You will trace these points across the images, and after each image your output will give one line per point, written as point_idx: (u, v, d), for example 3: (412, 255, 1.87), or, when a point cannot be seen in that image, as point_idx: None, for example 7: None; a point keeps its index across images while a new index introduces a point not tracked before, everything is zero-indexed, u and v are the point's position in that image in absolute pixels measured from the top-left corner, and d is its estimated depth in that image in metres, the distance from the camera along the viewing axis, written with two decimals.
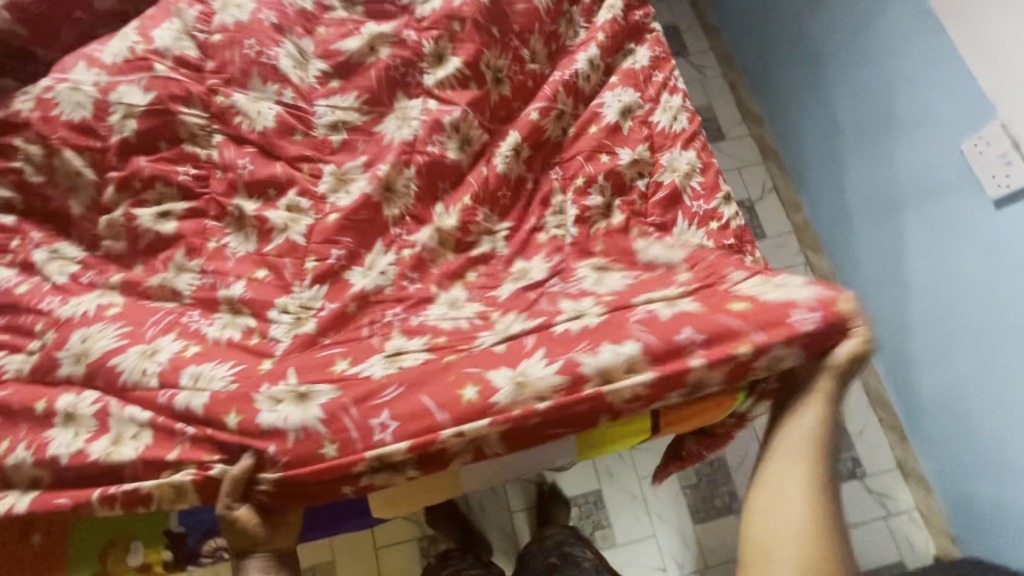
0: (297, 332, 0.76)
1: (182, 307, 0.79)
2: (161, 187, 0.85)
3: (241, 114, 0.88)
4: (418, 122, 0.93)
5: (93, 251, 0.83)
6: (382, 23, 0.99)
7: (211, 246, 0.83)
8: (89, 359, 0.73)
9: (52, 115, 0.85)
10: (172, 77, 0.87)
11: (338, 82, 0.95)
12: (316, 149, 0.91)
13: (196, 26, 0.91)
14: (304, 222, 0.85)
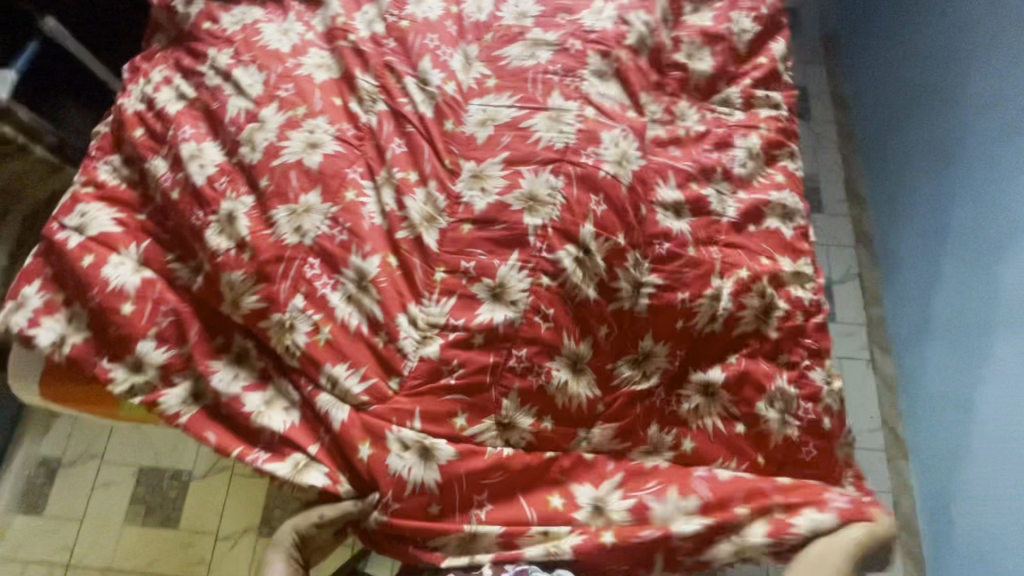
0: (423, 354, 0.87)
1: (304, 249, 0.89)
2: (317, 121, 0.97)
3: (408, 97, 1.01)
4: (574, 129, 0.98)
5: (229, 156, 0.95)
6: (548, 30, 1.08)
7: (349, 196, 0.92)
8: (241, 313, 0.88)
9: (252, 39, 1.07)
10: (357, 47, 1.05)
11: (494, 81, 1.05)
12: (460, 143, 0.99)
13: (388, 10, 1.11)
14: (437, 222, 0.94)
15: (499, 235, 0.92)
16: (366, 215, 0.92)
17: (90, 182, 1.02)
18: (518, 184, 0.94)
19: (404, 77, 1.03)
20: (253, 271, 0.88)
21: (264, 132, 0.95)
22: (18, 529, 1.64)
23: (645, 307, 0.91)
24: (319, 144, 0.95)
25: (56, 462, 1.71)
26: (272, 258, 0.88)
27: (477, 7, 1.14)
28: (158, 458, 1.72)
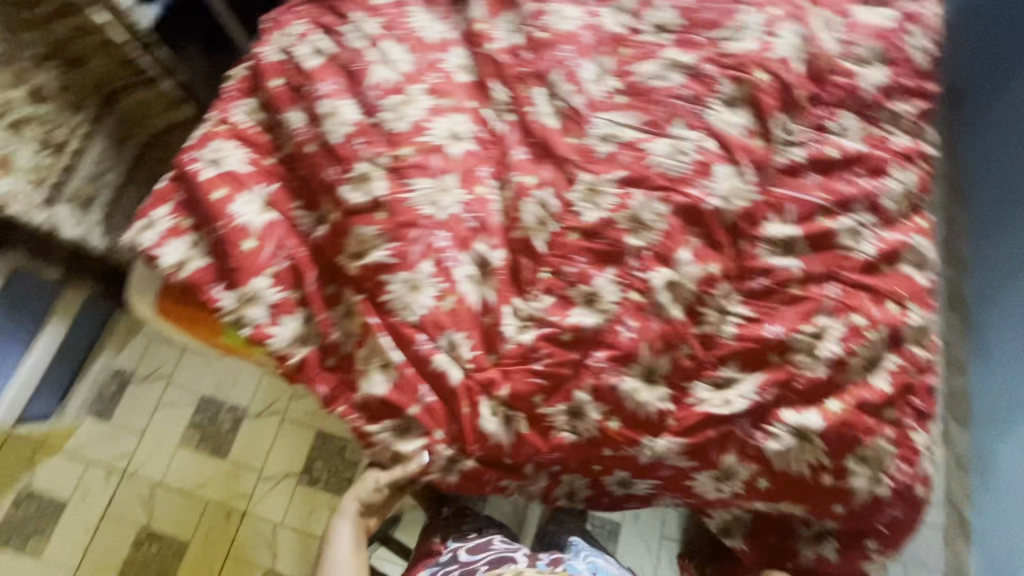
0: (519, 339, 0.90)
1: (434, 225, 0.92)
2: (460, 116, 1.04)
3: (535, 107, 1.05)
4: (690, 159, 0.97)
5: (366, 116, 0.99)
6: (686, 50, 1.07)
7: (477, 191, 0.97)
8: (362, 262, 0.90)
9: (402, 19, 1.11)
10: (496, 56, 1.10)
11: (625, 98, 1.05)
12: (582, 155, 1.00)
13: (529, 21, 1.14)
14: (548, 225, 0.94)
15: (603, 247, 0.92)
16: (490, 210, 0.97)
17: (225, 121, 1.07)
18: (626, 206, 0.94)
19: (535, 87, 1.06)
20: (388, 229, 0.90)
21: (412, 108, 1.01)
22: (86, 430, 1.75)
23: (730, 334, 0.87)
24: (460, 137, 1.02)
25: (129, 375, 1.81)
26: (408, 220, 0.91)
27: (614, 22, 1.14)
28: (219, 390, 1.80)
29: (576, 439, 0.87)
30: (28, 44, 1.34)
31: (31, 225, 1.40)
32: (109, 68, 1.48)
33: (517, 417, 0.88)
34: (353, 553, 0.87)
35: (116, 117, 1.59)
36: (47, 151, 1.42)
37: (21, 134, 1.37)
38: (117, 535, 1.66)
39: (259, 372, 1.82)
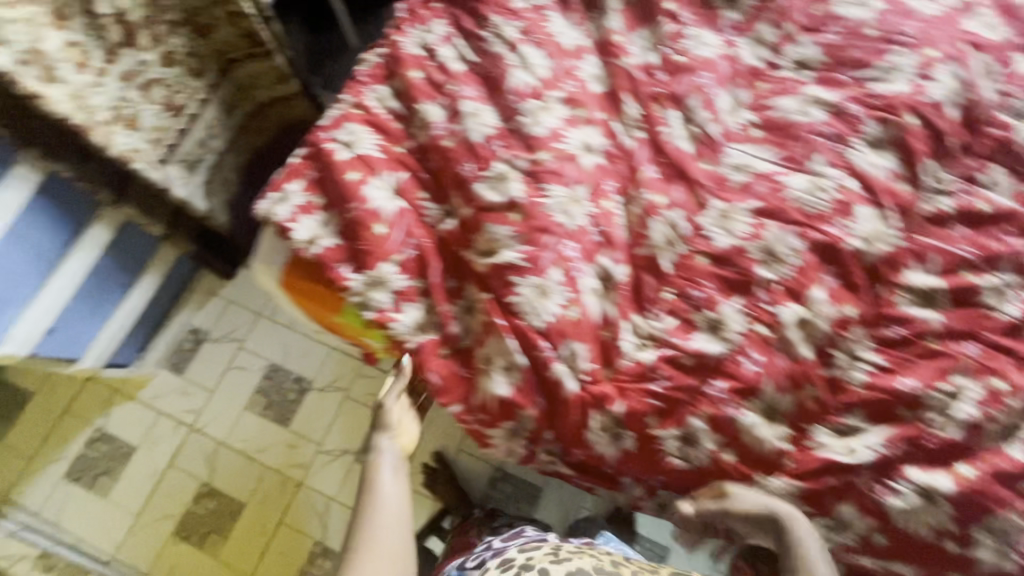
0: (637, 356, 0.89)
1: (565, 235, 0.93)
2: (592, 128, 1.03)
3: (668, 128, 1.04)
4: (830, 198, 0.95)
5: (505, 122, 1.01)
6: (829, 89, 1.05)
7: (606, 205, 0.98)
8: (493, 261, 0.93)
9: (541, 24, 1.12)
10: (632, 71, 1.10)
11: (761, 132, 1.04)
12: (716, 182, 0.99)
13: (666, 41, 1.13)
14: (676, 247, 0.94)
15: (731, 277, 0.92)
16: (613, 225, 0.96)
17: (359, 106, 1.10)
18: (762, 236, 0.93)
19: (667, 109, 1.06)
20: (522, 232, 0.93)
21: (550, 116, 1.01)
22: (160, 381, 1.83)
23: (859, 381, 0.85)
24: (592, 150, 1.01)
25: (204, 335, 1.87)
26: (542, 227, 0.93)
27: (752, 54, 1.13)
28: (287, 359, 1.85)
29: (685, 466, 0.86)
30: (165, 10, 1.35)
31: (150, 184, 1.43)
32: (231, 40, 1.52)
33: (625, 434, 0.88)
34: (397, 477, 1.03)
35: (229, 84, 1.64)
36: (167, 113, 1.46)
37: (149, 95, 1.40)
38: (179, 485, 1.72)
39: (326, 347, 1.86)
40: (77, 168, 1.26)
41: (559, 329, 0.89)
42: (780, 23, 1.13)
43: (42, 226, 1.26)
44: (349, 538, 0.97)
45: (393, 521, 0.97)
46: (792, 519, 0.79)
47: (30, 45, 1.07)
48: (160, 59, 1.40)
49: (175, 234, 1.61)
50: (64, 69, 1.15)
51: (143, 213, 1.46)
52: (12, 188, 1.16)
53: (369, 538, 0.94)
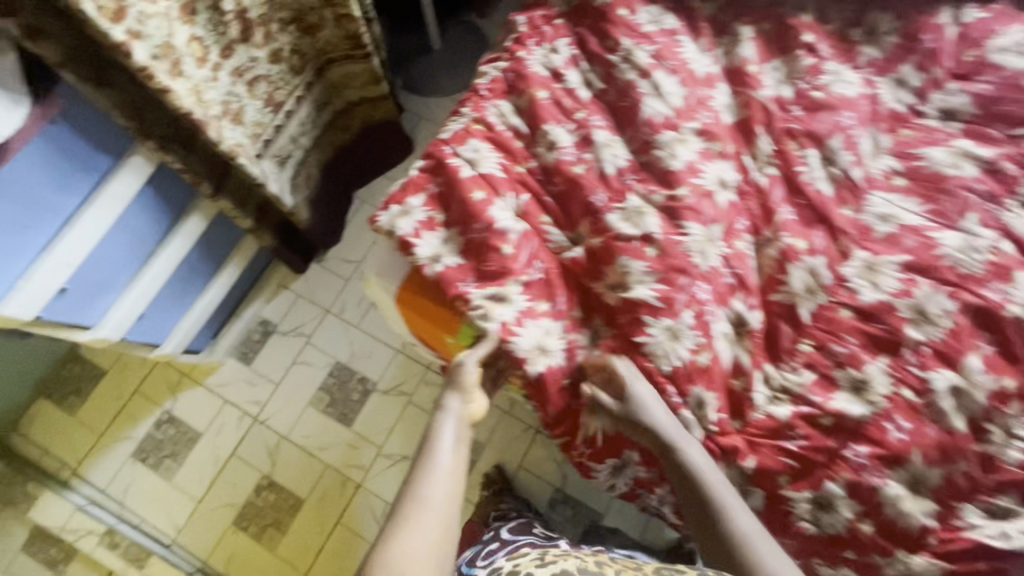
0: (771, 411, 0.91)
1: (700, 275, 0.95)
2: (725, 163, 1.02)
3: (806, 166, 1.01)
4: (984, 258, 0.93)
5: (637, 155, 1.05)
6: (979, 143, 1.02)
7: (738, 245, 0.98)
8: (627, 295, 0.95)
9: (673, 49, 1.11)
10: (766, 102, 1.06)
11: (903, 180, 1.00)
12: (858, 231, 0.97)
13: (802, 75, 1.08)
14: (817, 296, 0.94)
15: (875, 332, 0.91)
16: (743, 267, 0.97)
17: (481, 120, 1.09)
18: (912, 293, 0.91)
19: (804, 148, 1.02)
20: (658, 269, 0.96)
21: (686, 149, 1.03)
22: (229, 369, 1.84)
23: (1016, 461, 0.83)
24: (727, 185, 1.01)
25: (272, 326, 1.89)
26: (680, 267, 0.95)
27: (893, 97, 1.08)
28: (352, 358, 1.85)
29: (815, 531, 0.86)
30: (280, 8, 1.36)
31: (248, 178, 1.43)
32: (334, 40, 1.52)
33: (752, 489, 0.90)
34: (456, 444, 0.91)
35: (323, 84, 1.64)
36: (268, 109, 1.47)
37: (254, 91, 1.40)
38: (243, 475, 1.74)
39: (393, 350, 1.85)
40: (186, 165, 1.24)
41: (690, 370, 0.93)
42: (925, 66, 1.08)
43: (150, 216, 1.29)
44: (394, 506, 0.84)
45: (441, 487, 0.85)
46: (660, 429, 0.89)
47: (165, 39, 1.05)
48: (269, 56, 1.40)
49: (261, 228, 1.61)
50: (190, 66, 1.16)
51: (237, 206, 1.46)
52: (125, 180, 1.15)
53: (415, 507, 0.82)
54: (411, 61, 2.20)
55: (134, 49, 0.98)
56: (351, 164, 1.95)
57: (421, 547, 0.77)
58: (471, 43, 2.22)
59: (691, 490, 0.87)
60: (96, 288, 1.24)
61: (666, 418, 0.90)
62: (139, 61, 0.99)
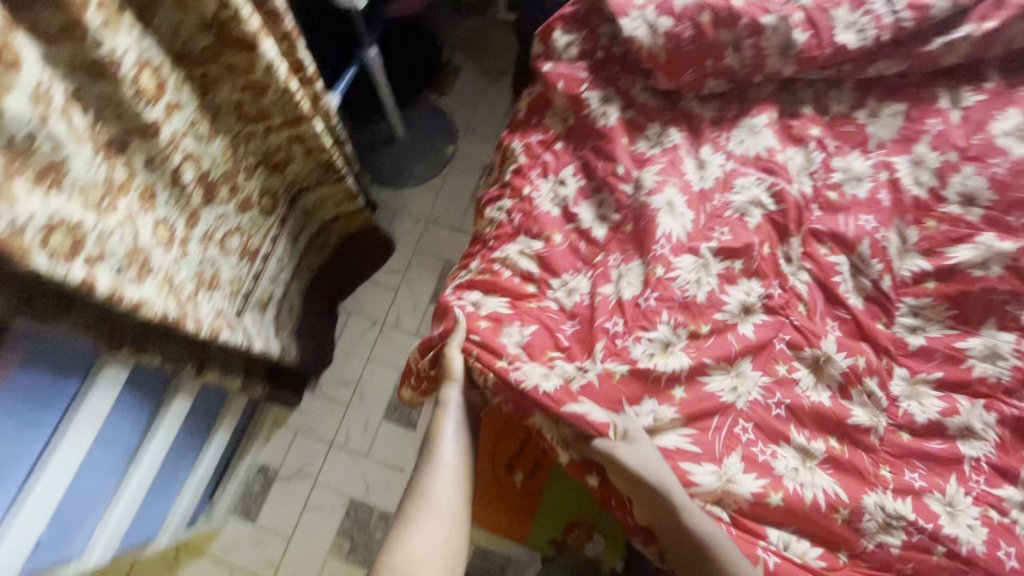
0: (882, 541, 0.92)
1: (739, 410, 0.96)
2: (753, 281, 1.05)
3: (842, 275, 1.06)
4: (1009, 364, 1.02)
5: (651, 267, 1.03)
6: (1001, 236, 1.08)
7: (781, 369, 1.00)
8: (657, 441, 0.93)
9: (678, 164, 1.11)
10: (797, 201, 1.10)
11: (934, 283, 1.07)
12: (896, 344, 1.04)
13: (817, 170, 1.14)
14: (880, 417, 0.99)
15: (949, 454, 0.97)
16: (801, 393, 0.99)
17: (486, 270, 1.07)
18: (957, 410, 0.99)
19: (834, 254, 1.08)
20: (684, 413, 0.94)
21: (709, 278, 1.03)
22: (231, 533, 1.65)
23: None
24: (752, 310, 1.03)
25: (273, 472, 1.71)
26: (710, 408, 0.95)
27: (914, 179, 1.13)
28: (369, 492, 1.70)
29: None
30: (245, 155, 1.21)
31: (232, 347, 1.26)
32: (306, 170, 1.38)
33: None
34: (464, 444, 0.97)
35: (297, 212, 1.49)
36: (243, 261, 1.31)
37: (226, 247, 1.24)
38: None
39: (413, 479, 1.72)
40: (163, 354, 1.08)
41: (784, 509, 0.91)
42: (936, 149, 1.14)
43: (129, 420, 1.12)
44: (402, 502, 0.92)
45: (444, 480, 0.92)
46: (675, 491, 0.86)
47: (132, 243, 0.91)
48: (239, 208, 1.25)
49: (251, 382, 1.45)
50: (156, 252, 0.99)
51: (222, 373, 1.30)
52: (97, 399, 0.97)
53: (421, 504, 0.89)
54: (377, 151, 2.07)
55: (96, 280, 0.80)
56: (332, 278, 1.81)
57: (429, 545, 0.85)
58: (437, 121, 2.13)
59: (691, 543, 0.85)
60: (71, 520, 1.06)
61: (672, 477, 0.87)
62: (103, 291, 0.82)
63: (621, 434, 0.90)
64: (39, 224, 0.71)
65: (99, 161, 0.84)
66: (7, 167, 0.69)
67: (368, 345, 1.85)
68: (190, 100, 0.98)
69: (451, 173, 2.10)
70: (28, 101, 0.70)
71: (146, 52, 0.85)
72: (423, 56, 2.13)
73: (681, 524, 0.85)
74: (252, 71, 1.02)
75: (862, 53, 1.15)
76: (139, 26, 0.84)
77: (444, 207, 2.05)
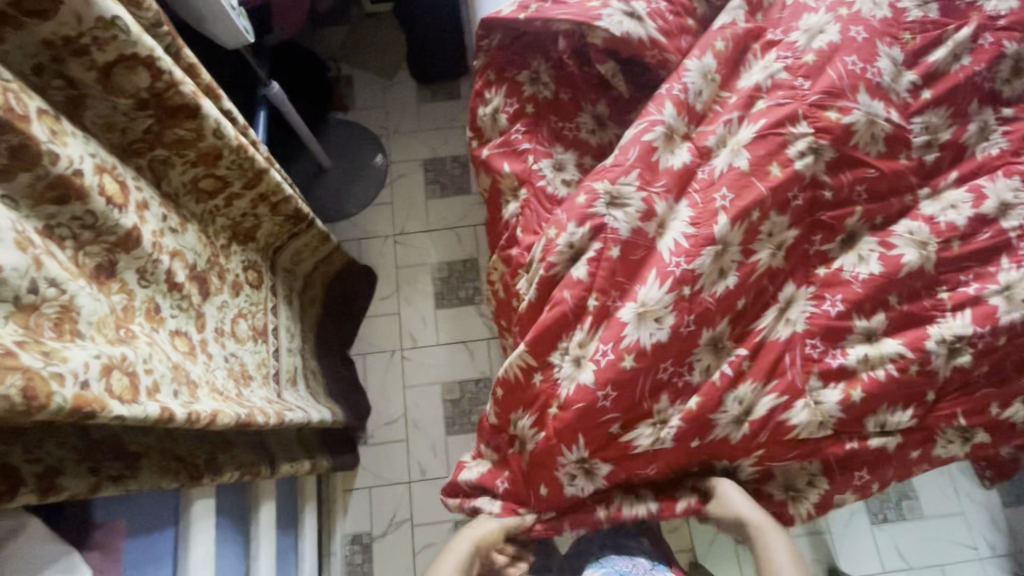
0: (956, 364, 0.86)
1: (801, 334, 0.88)
2: (773, 219, 0.91)
3: (858, 136, 0.95)
4: (1000, 134, 1.01)
5: (685, 286, 0.87)
6: (960, 25, 1.03)
7: (823, 272, 0.92)
8: (753, 419, 0.85)
9: (644, 138, 0.93)
10: (776, 103, 0.96)
11: (929, 90, 1.01)
12: (917, 169, 0.98)
13: (781, 54, 1.00)
14: (930, 246, 0.91)
15: (981, 246, 0.92)
16: (852, 275, 0.90)
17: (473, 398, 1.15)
18: (986, 196, 0.95)
19: (846, 114, 0.95)
20: (760, 378, 0.86)
21: (731, 253, 0.89)
22: None
23: None
24: (781, 242, 0.92)
25: (368, 536, 1.64)
26: (776, 357, 0.87)
27: (871, 2, 1.03)
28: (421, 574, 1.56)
29: None
30: (216, 234, 1.12)
31: (291, 428, 1.19)
32: (277, 226, 1.29)
33: (974, 431, 0.87)
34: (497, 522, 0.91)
35: (280, 276, 1.40)
36: (258, 343, 1.22)
37: (238, 335, 1.14)
38: None
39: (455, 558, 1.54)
40: (238, 466, 0.98)
41: (874, 396, 0.85)
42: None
43: (229, 548, 1.02)
44: None
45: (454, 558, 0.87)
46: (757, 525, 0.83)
47: (170, 363, 0.83)
48: (232, 291, 1.15)
49: (315, 458, 1.36)
50: (187, 364, 0.91)
51: (291, 462, 1.20)
52: (200, 539, 0.86)
53: None
54: (311, 189, 1.97)
55: (170, 407, 0.73)
56: (334, 325, 1.72)
57: None
58: (357, 135, 2.05)
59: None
60: None
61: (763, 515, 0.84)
62: (181, 416, 0.74)
63: (719, 484, 0.88)
64: (98, 370, 0.62)
65: (96, 290, 0.75)
66: (29, 330, 0.60)
67: (398, 375, 1.79)
68: (151, 192, 0.90)
69: (394, 181, 2.02)
70: (16, 249, 0.61)
71: (97, 153, 0.76)
72: (313, 75, 1.98)
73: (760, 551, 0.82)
74: (202, 139, 0.93)
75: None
76: (79, 127, 0.74)
77: (404, 216, 1.98)
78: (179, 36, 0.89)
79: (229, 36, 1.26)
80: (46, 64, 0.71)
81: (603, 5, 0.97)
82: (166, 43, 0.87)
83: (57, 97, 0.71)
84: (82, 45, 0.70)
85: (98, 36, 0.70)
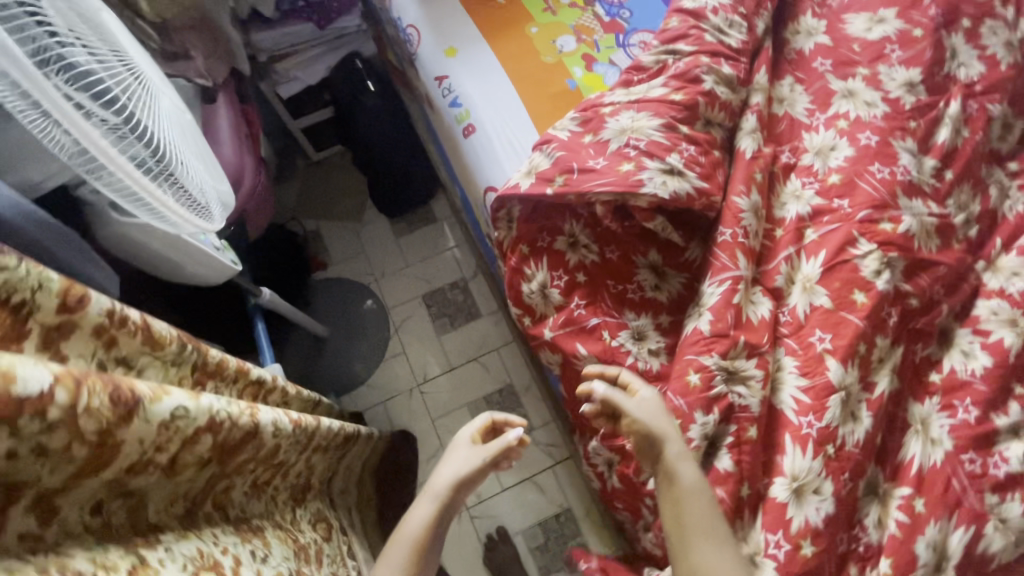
0: None
1: (954, 452, 0.84)
2: (878, 343, 0.89)
3: (917, 236, 0.94)
4: (1016, 189, 1.05)
5: (827, 446, 0.83)
6: (947, 100, 1.07)
7: (937, 378, 0.91)
8: (953, 562, 0.79)
9: (734, 300, 0.89)
10: (828, 230, 0.95)
11: (949, 170, 1.03)
12: (969, 246, 0.99)
13: (804, 181, 1.02)
14: (1020, 321, 0.92)
15: None
16: (968, 376, 0.89)
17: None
18: None
19: (898, 222, 0.94)
20: (941, 515, 0.81)
21: (854, 397, 0.86)
22: None
23: None
24: (890, 364, 0.89)
25: None
26: (945, 485, 0.82)
27: (862, 101, 1.06)
28: None
29: None
30: (283, 511, 0.97)
31: None
32: (326, 460, 1.14)
33: None
34: (470, 456, 0.93)
35: (337, 500, 1.25)
36: None
37: None
38: None
39: None
40: None
41: None
42: (845, 77, 1.10)
43: None
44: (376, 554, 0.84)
45: (423, 510, 0.86)
46: (671, 440, 0.80)
47: None
48: (318, 564, 0.99)
49: None
50: None
51: None
52: None
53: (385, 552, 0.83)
54: (313, 364, 1.80)
55: None
56: (393, 509, 1.56)
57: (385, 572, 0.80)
58: (342, 290, 1.92)
59: (682, 506, 0.77)
60: None
61: (674, 427, 0.82)
62: None
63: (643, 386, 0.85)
64: None
65: None
66: None
67: (473, 540, 1.64)
68: (231, 537, 0.75)
69: (399, 328, 1.89)
70: None
71: (190, 558, 0.61)
72: (282, 244, 1.84)
73: (675, 475, 0.78)
74: (262, 447, 0.80)
75: (747, 41, 1.10)
76: (157, 541, 0.60)
77: (420, 362, 1.85)
78: (200, 341, 0.72)
79: (216, 275, 1.07)
80: (106, 493, 0.57)
81: (638, 167, 0.95)
82: (192, 361, 0.71)
83: (119, 526, 0.57)
84: (144, 459, 0.57)
85: (161, 443, 0.57)
